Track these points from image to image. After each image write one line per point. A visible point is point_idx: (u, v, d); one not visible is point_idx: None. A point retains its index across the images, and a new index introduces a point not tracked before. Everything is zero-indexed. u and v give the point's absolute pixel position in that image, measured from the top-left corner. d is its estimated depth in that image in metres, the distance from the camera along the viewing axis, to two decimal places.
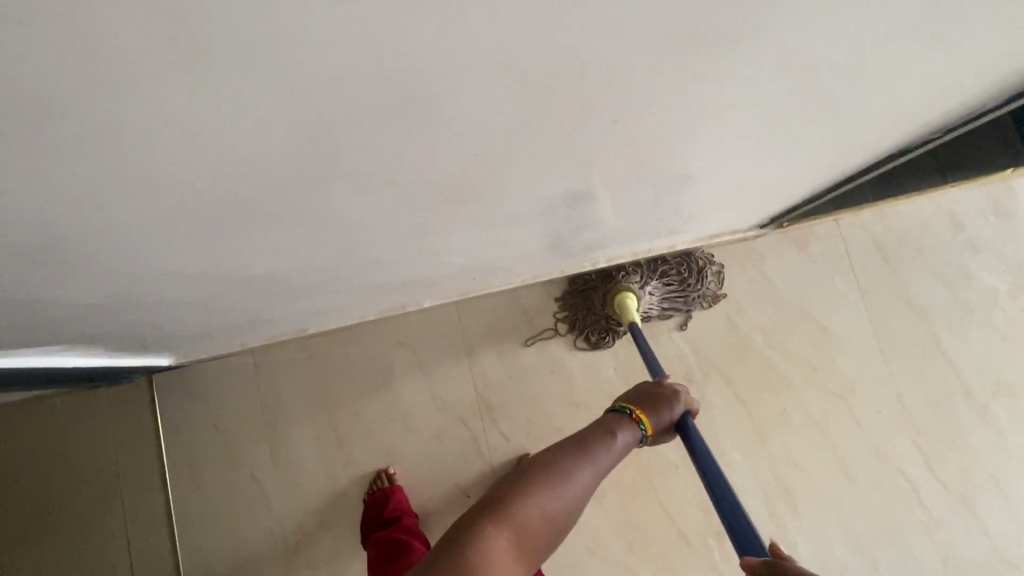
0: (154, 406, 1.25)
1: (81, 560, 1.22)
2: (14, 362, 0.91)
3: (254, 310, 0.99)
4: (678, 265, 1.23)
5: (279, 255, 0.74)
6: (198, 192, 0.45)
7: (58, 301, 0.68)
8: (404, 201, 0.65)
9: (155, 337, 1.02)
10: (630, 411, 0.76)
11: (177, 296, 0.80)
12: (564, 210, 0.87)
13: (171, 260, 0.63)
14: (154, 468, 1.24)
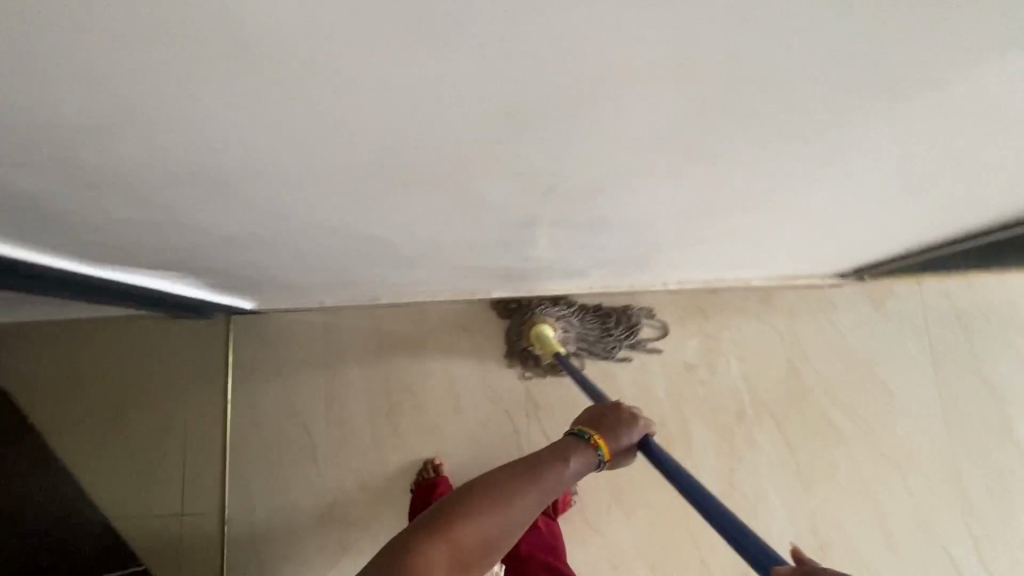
0: (228, 345, 1.33)
1: (136, 479, 1.26)
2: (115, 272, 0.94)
3: (341, 271, 1.06)
4: (604, 313, 1.26)
5: (390, 220, 0.79)
6: (356, 151, 0.50)
7: (198, 232, 0.76)
8: (516, 190, 0.68)
9: (248, 281, 1.09)
10: (587, 432, 0.67)
11: (286, 244, 0.87)
12: (654, 224, 0.89)
13: (299, 209, 0.69)
14: (218, 401, 1.31)
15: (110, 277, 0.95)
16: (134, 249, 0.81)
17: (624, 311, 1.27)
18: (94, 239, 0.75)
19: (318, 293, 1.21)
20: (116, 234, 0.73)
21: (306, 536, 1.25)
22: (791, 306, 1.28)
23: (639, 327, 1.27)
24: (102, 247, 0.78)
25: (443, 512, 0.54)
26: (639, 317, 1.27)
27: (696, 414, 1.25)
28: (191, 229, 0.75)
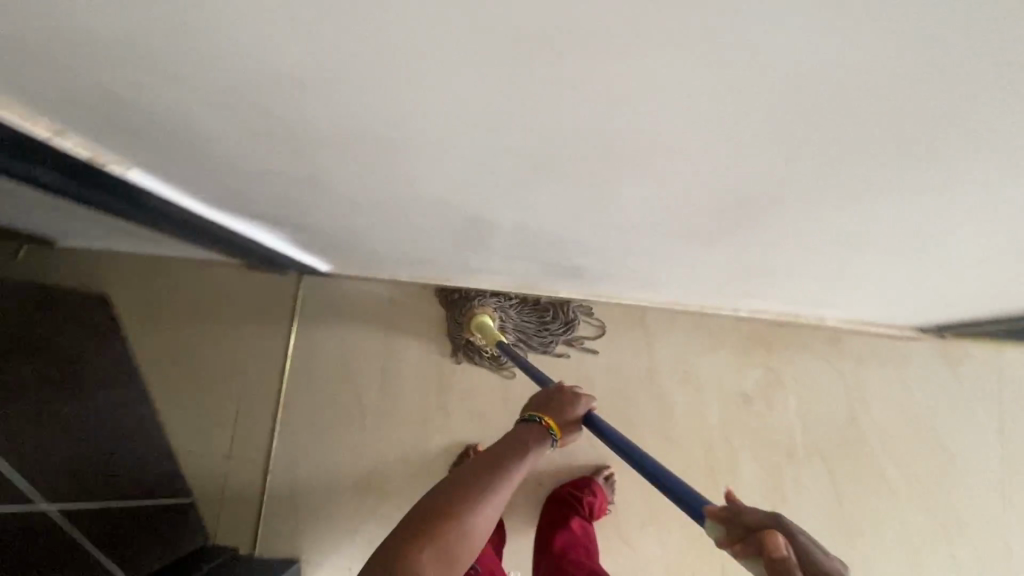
0: (296, 303, 1.38)
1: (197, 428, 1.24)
2: (226, 219, 0.91)
3: (424, 254, 1.08)
4: (543, 307, 1.27)
5: (495, 204, 0.80)
6: (506, 131, 0.51)
7: (313, 195, 0.79)
8: (628, 194, 0.69)
9: (333, 250, 1.12)
10: (537, 418, 0.79)
11: (384, 217, 0.89)
12: (747, 248, 0.88)
13: (416, 182, 0.71)
14: (278, 355, 1.36)
15: (214, 216, 0.89)
16: (248, 208, 0.85)
17: (562, 306, 1.27)
18: (219, 195, 0.79)
19: (386, 267, 1.23)
20: (243, 190, 0.77)
21: (342, 500, 1.28)
22: (859, 352, 1.25)
23: (578, 324, 1.28)
24: (220, 201, 0.82)
25: (434, 501, 0.63)
26: (576, 315, 1.28)
27: (745, 446, 1.23)
28: (310, 190, 0.78)
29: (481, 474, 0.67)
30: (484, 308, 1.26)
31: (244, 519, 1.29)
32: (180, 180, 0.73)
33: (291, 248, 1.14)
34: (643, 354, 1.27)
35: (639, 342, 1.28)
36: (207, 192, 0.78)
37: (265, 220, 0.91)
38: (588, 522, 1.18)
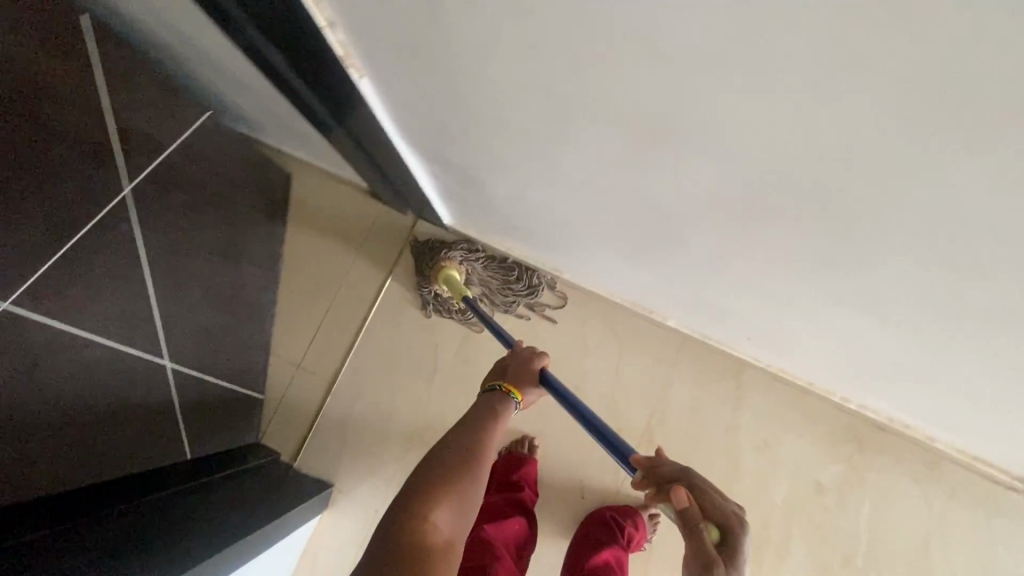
0: (404, 241, 1.38)
1: (297, 317, 1.33)
2: (400, 146, 0.91)
3: (562, 245, 1.09)
4: (509, 266, 1.26)
5: (680, 218, 0.77)
6: (787, 118, 0.49)
7: (505, 149, 0.78)
8: (840, 245, 0.65)
9: (473, 213, 1.13)
10: (499, 387, 0.91)
11: (552, 198, 0.88)
12: (910, 343, 0.83)
13: (624, 165, 0.70)
14: (372, 287, 1.37)
15: (393, 138, 0.88)
16: (436, 144, 0.84)
17: (528, 269, 1.26)
18: (421, 120, 0.79)
19: (508, 237, 1.21)
20: (444, 124, 0.77)
21: (390, 445, 1.29)
22: (954, 483, 1.17)
23: (541, 290, 1.27)
24: (413, 125, 0.81)
25: (436, 464, 0.71)
26: (541, 281, 1.26)
27: (804, 537, 1.16)
28: (511, 146, 0.77)
29: (466, 437, 0.76)
30: (453, 261, 1.26)
31: (293, 428, 1.31)
32: (397, 91, 0.73)
33: (437, 197, 1.13)
34: (728, 408, 1.23)
35: (728, 395, 1.23)
36: (411, 114, 0.78)
37: (438, 162, 0.91)
38: (624, 551, 1.15)
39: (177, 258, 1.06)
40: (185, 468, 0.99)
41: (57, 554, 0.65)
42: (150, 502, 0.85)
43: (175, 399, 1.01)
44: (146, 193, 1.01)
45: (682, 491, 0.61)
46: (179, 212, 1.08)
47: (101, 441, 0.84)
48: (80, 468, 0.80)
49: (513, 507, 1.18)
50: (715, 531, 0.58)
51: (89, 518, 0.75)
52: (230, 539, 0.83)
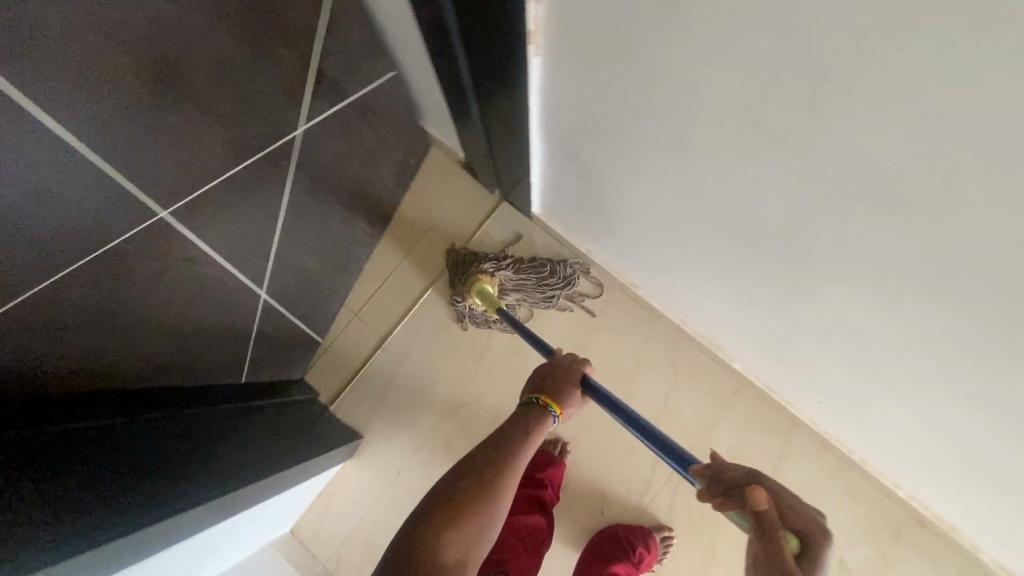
0: (484, 217, 1.33)
1: (373, 280, 1.33)
2: (535, 119, 0.87)
3: (651, 261, 1.07)
4: (539, 264, 1.25)
5: (808, 271, 0.74)
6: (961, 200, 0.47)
7: (653, 157, 0.75)
8: (968, 336, 0.63)
9: (569, 208, 1.10)
10: (535, 399, 0.86)
11: (666, 215, 0.86)
12: (1001, 451, 0.78)
13: (761, 202, 0.68)
14: (440, 257, 1.33)
15: (532, 108, 0.84)
16: (578, 132, 0.82)
17: (558, 262, 1.25)
18: (576, 107, 0.76)
19: (601, 244, 1.17)
20: (598, 116, 0.75)
21: (426, 412, 1.31)
22: None
23: (577, 280, 1.25)
24: (561, 101, 0.77)
25: (456, 484, 0.68)
26: (575, 271, 1.25)
27: None
28: (661, 155, 0.73)
29: (494, 455, 0.72)
30: (485, 273, 1.25)
31: (338, 376, 1.32)
32: (567, 75, 0.70)
33: (541, 181, 1.09)
34: (770, 462, 1.20)
35: (773, 450, 1.21)
36: (567, 98, 0.75)
37: (566, 150, 0.89)
38: (630, 567, 1.14)
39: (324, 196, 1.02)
40: (234, 392, 1.02)
41: (99, 457, 0.67)
42: (195, 418, 0.87)
43: (254, 324, 0.99)
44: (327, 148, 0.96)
45: (760, 491, 0.57)
46: (328, 162, 0.98)
47: (179, 353, 0.85)
48: (148, 377, 0.82)
49: (531, 505, 1.18)
50: (793, 540, 0.54)
51: (137, 422, 0.77)
52: (253, 480, 0.84)
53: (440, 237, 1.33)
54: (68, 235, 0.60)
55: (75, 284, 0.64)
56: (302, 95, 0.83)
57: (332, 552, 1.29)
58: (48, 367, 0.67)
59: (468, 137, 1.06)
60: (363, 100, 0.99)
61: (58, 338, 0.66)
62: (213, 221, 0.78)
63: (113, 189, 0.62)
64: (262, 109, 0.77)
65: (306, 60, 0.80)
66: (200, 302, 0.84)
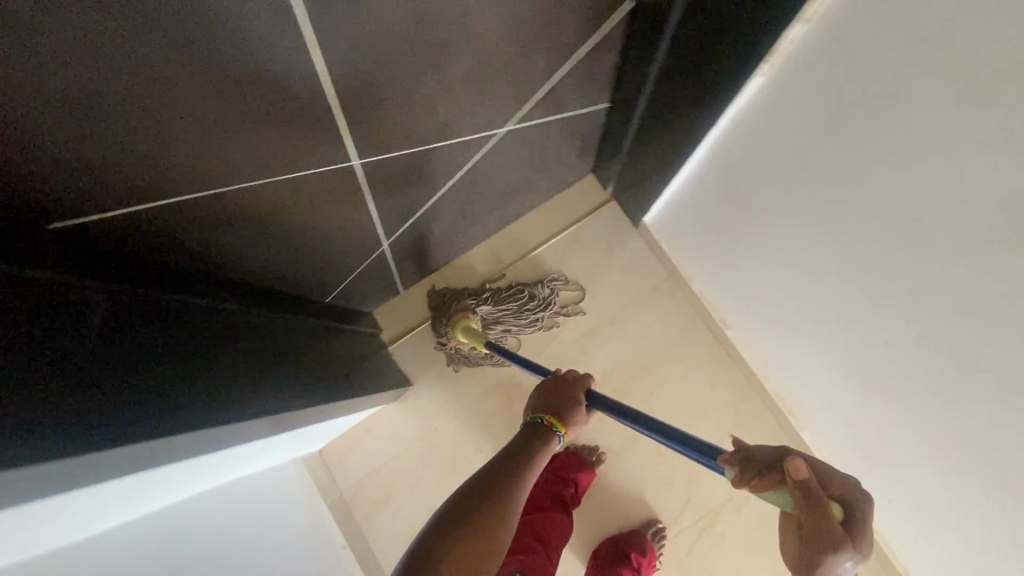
0: (592, 210, 1.32)
1: (477, 251, 1.31)
2: (712, 138, 0.81)
3: (755, 312, 1.03)
4: (514, 291, 1.25)
5: (947, 393, 0.69)
6: None
7: (824, 222, 0.70)
8: None
9: (692, 233, 1.06)
10: (540, 419, 0.78)
11: (799, 280, 0.82)
12: None
13: (921, 305, 0.64)
14: (540, 236, 1.31)
15: (719, 126, 0.78)
16: (763, 154, 0.73)
17: (530, 286, 1.26)
18: (781, 127, 0.67)
19: (715, 280, 1.10)
20: (798, 145, 0.66)
21: (480, 383, 1.33)
22: None
23: (556, 298, 1.27)
24: (759, 129, 0.71)
25: (455, 510, 0.58)
26: (552, 289, 1.27)
27: None
28: (849, 216, 0.66)
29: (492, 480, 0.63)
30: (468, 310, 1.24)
31: (405, 319, 1.33)
32: (801, 87, 0.61)
33: (674, 194, 1.04)
34: None
35: None
36: (778, 112, 0.66)
37: (734, 166, 0.80)
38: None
39: (489, 189, 1.01)
40: (314, 311, 1.00)
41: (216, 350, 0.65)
42: (275, 324, 0.85)
43: (364, 265, 0.99)
44: (515, 157, 0.94)
45: (797, 459, 0.43)
46: (506, 163, 0.94)
47: (292, 267, 0.83)
48: (254, 279, 0.79)
49: (553, 502, 1.17)
50: (837, 509, 0.42)
51: (230, 313, 0.74)
52: (311, 401, 0.81)
53: (545, 217, 1.32)
54: (275, 157, 0.58)
55: (258, 193, 0.62)
56: (528, 98, 0.77)
57: (352, 484, 1.32)
58: (194, 250, 0.64)
59: (639, 150, 1.01)
60: (568, 121, 0.93)
61: (223, 235, 0.65)
62: (389, 180, 0.76)
63: (333, 125, 0.59)
64: (491, 108, 0.74)
65: (553, 68, 0.74)
66: (334, 236, 0.81)
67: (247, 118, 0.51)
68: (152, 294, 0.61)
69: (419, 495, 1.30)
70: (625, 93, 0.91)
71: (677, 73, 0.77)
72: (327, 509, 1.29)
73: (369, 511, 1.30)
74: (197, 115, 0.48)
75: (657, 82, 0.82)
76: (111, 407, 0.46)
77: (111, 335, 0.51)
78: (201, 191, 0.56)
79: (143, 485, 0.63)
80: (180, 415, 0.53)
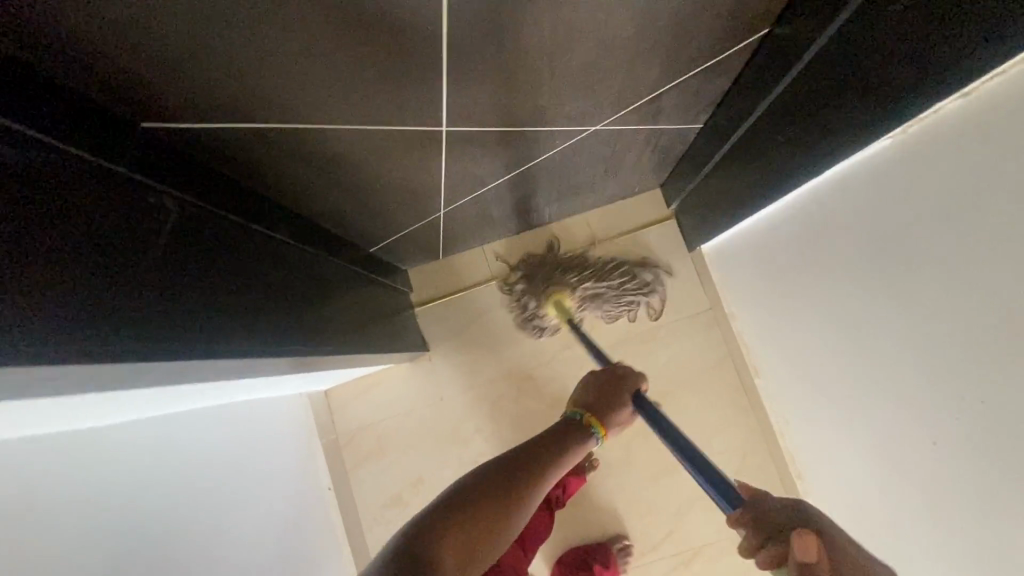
0: (651, 224, 1.28)
1: (523, 237, 1.31)
2: (809, 187, 0.77)
3: (790, 370, 0.99)
4: (622, 270, 1.23)
5: (951, 516, 0.64)
6: None
7: (880, 305, 0.67)
8: None
9: (750, 275, 1.03)
10: (580, 416, 0.80)
11: (842, 352, 0.78)
12: None
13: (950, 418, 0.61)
14: (591, 238, 1.29)
15: (824, 176, 0.73)
16: (851, 215, 0.69)
17: (636, 270, 1.23)
18: (889, 193, 0.62)
19: (760, 326, 1.06)
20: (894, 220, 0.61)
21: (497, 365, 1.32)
22: None
23: (655, 289, 1.24)
24: (859, 189, 0.67)
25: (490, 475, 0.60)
26: (655, 276, 1.24)
27: None
28: (922, 309, 0.60)
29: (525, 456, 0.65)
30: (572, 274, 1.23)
31: (437, 287, 1.33)
32: (925, 166, 0.57)
33: (744, 230, 1.00)
34: None
35: None
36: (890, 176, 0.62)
37: (818, 219, 0.76)
38: None
39: (557, 180, 0.99)
40: (357, 257, 0.99)
41: (259, 277, 0.66)
42: (322, 266, 0.84)
43: (416, 226, 0.99)
44: (595, 156, 0.92)
45: (808, 535, 0.41)
46: (581, 159, 0.91)
47: (349, 211, 0.82)
48: (311, 213, 0.78)
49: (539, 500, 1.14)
50: None
51: (281, 243, 0.73)
52: (333, 349, 0.81)
53: (601, 220, 1.29)
54: (365, 99, 0.56)
55: (336, 133, 0.60)
56: (625, 104, 0.74)
57: (351, 431, 1.33)
58: (260, 171, 0.63)
59: (722, 179, 0.97)
60: (658, 131, 0.89)
61: (292, 168, 0.65)
62: (465, 149, 0.74)
63: (430, 87, 0.58)
64: (586, 105, 0.71)
65: (663, 80, 0.72)
66: (396, 190, 0.80)
67: (348, 53, 0.49)
68: (211, 207, 0.60)
69: (411, 457, 1.30)
70: (725, 118, 0.87)
71: (792, 109, 0.73)
72: (320, 448, 1.31)
73: (359, 461, 1.32)
74: (305, 40, 0.46)
75: (766, 115, 0.78)
76: (127, 317, 0.44)
77: (162, 245, 0.51)
78: (273, 118, 0.54)
79: (123, 403, 0.64)
80: (196, 333, 0.52)
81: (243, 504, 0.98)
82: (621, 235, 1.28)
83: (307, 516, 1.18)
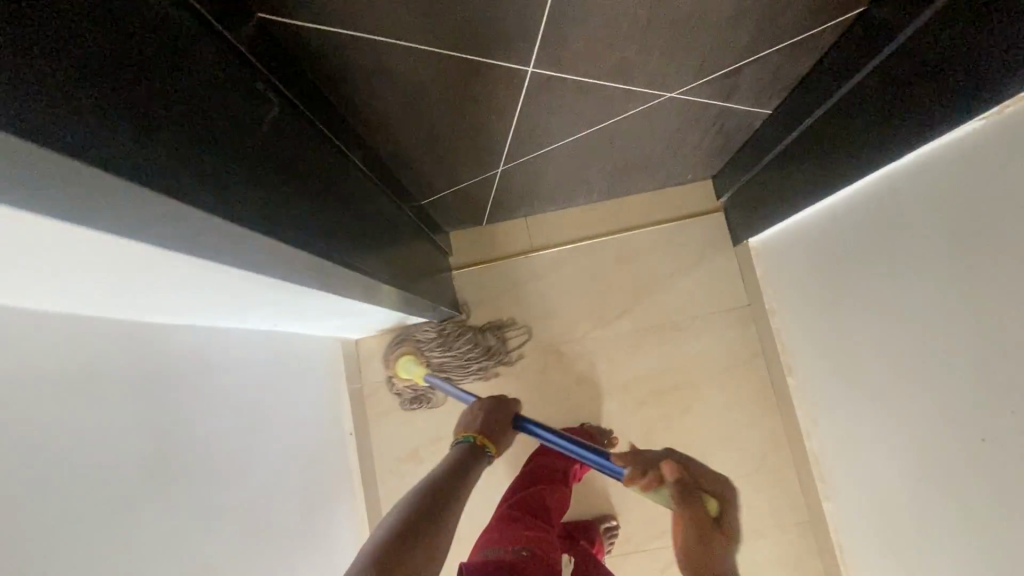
0: (699, 215, 1.27)
1: (569, 212, 1.31)
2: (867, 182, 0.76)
3: (827, 370, 0.98)
4: (464, 335, 1.26)
5: (996, 521, 0.62)
6: None
7: (941, 299, 0.65)
8: None
9: (797, 271, 1.02)
10: (472, 438, 0.91)
11: (893, 350, 0.77)
12: None
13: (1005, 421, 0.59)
14: (636, 221, 1.29)
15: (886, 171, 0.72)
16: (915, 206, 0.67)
17: (479, 332, 1.27)
18: (953, 189, 0.61)
19: (802, 325, 1.05)
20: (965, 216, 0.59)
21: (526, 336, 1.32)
22: None
23: (497, 348, 1.27)
24: (922, 182, 0.65)
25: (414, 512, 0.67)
26: (498, 337, 1.27)
27: None
28: (992, 309, 0.58)
29: (431, 486, 0.74)
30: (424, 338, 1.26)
31: (475, 253, 1.33)
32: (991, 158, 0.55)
33: (796, 224, 0.99)
34: None
35: None
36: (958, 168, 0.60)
37: (877, 211, 0.75)
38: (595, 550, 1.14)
39: (617, 152, 0.99)
40: (408, 205, 1.00)
41: (333, 198, 0.66)
42: (382, 204, 0.85)
43: (469, 181, 1.00)
44: (662, 128, 0.92)
45: None
46: (646, 131, 0.91)
47: (414, 151, 0.83)
48: (378, 147, 0.79)
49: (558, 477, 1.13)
50: None
51: (351, 172, 0.73)
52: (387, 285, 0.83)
53: (648, 204, 1.29)
54: (462, 26, 0.56)
55: (426, 58, 0.60)
56: (707, 71, 0.74)
57: (375, 382, 1.34)
58: (344, 89, 0.63)
59: (781, 170, 0.96)
60: (728, 109, 0.89)
61: (375, 91, 0.65)
62: (540, 100, 0.74)
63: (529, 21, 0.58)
64: (668, 68, 0.71)
65: (750, 50, 0.71)
66: (464, 136, 0.81)
67: None
68: (301, 117, 0.60)
69: (432, 415, 1.32)
70: (799, 104, 0.86)
71: (872, 96, 0.71)
72: (345, 396, 1.32)
73: (381, 413, 1.34)
74: None
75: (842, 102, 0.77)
76: (246, 196, 0.44)
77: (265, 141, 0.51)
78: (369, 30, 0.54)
79: (192, 303, 0.66)
80: (291, 230, 0.52)
81: (274, 431, 1.00)
82: (667, 222, 1.28)
83: (327, 457, 1.20)
